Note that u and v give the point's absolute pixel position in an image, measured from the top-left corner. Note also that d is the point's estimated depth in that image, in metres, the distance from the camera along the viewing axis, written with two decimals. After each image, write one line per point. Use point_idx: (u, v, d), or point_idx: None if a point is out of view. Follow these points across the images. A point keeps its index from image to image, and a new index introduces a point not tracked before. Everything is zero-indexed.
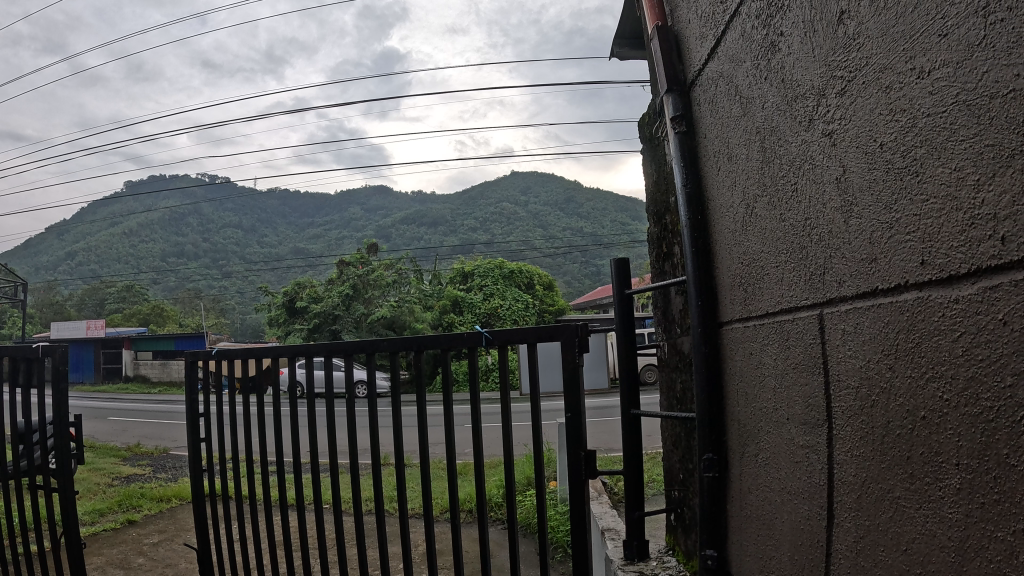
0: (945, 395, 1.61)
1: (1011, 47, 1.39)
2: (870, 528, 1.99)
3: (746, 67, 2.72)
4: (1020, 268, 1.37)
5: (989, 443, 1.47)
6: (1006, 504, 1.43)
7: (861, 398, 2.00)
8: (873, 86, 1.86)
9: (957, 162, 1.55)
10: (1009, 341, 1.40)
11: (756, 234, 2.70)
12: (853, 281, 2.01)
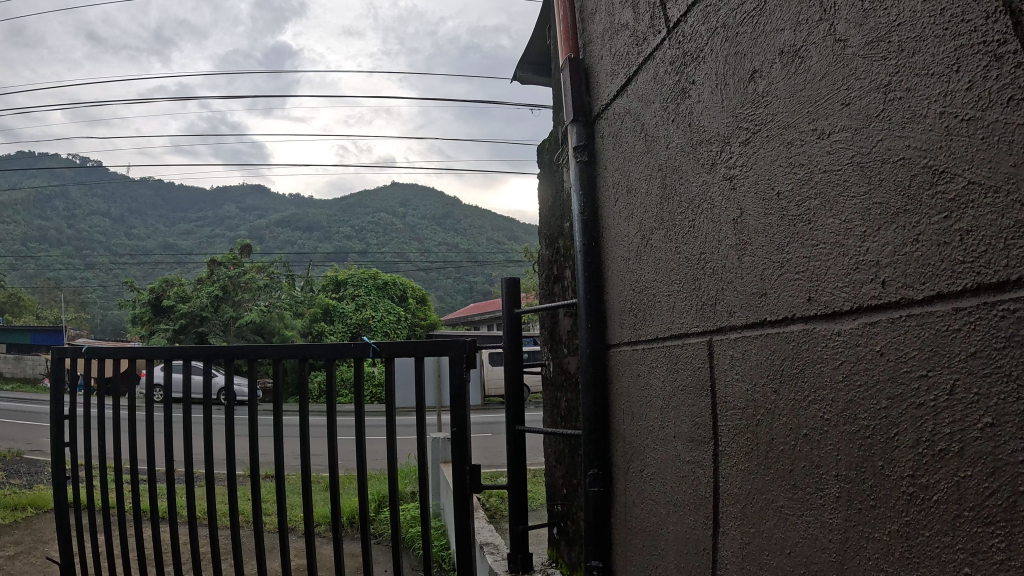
0: (826, 415, 1.69)
1: (904, 121, 1.46)
2: (755, 534, 2.05)
3: (653, 109, 2.69)
4: (899, 307, 1.45)
5: (866, 456, 1.56)
6: (881, 508, 1.52)
7: (748, 416, 2.06)
8: (775, 140, 1.89)
9: (847, 215, 1.62)
10: (884, 369, 1.49)
11: (649, 262, 2.78)
12: (743, 311, 2.07)
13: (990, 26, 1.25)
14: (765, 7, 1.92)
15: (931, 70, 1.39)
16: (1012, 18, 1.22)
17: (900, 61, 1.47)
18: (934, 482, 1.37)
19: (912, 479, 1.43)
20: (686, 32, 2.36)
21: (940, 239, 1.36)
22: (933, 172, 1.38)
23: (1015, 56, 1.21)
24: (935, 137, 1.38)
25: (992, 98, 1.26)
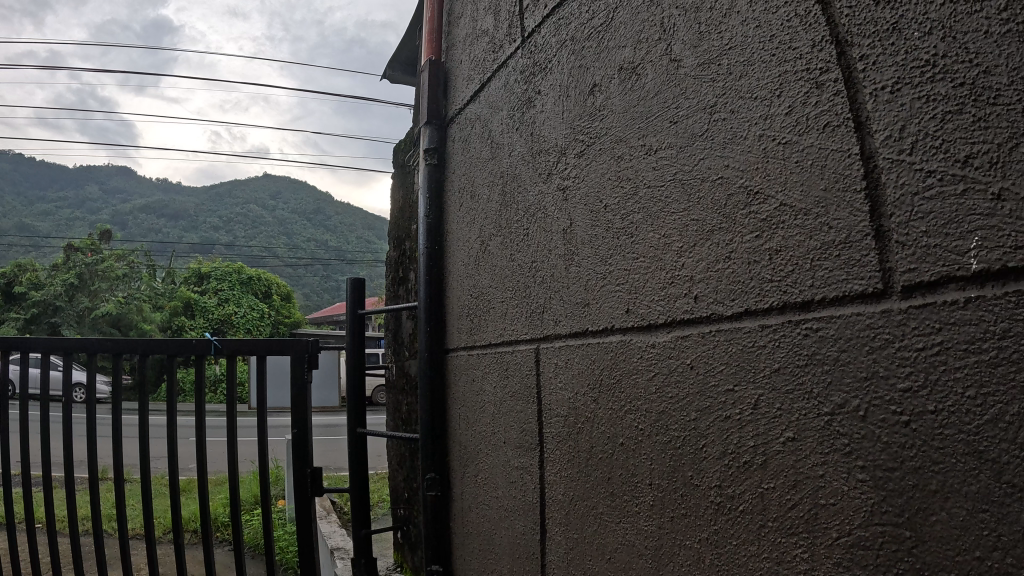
0: (640, 426, 1.58)
1: (727, 140, 1.38)
2: (577, 541, 1.84)
3: (501, 115, 2.30)
4: (710, 322, 1.40)
5: (677, 466, 1.49)
6: (691, 517, 1.45)
7: (570, 425, 1.84)
8: (607, 154, 1.74)
9: (665, 231, 1.53)
10: (693, 383, 1.43)
11: (482, 269, 2.43)
12: (568, 320, 1.85)
13: (815, 55, 1.24)
14: (611, 20, 1.80)
15: (754, 93, 1.36)
16: (835, 48, 1.21)
17: (726, 83, 1.42)
18: (743, 489, 1.33)
19: (721, 491, 1.38)
20: (536, 43, 2.18)
21: (752, 259, 1.31)
22: (748, 193, 1.34)
23: (834, 85, 1.20)
24: (753, 158, 1.35)
25: (809, 123, 1.25)
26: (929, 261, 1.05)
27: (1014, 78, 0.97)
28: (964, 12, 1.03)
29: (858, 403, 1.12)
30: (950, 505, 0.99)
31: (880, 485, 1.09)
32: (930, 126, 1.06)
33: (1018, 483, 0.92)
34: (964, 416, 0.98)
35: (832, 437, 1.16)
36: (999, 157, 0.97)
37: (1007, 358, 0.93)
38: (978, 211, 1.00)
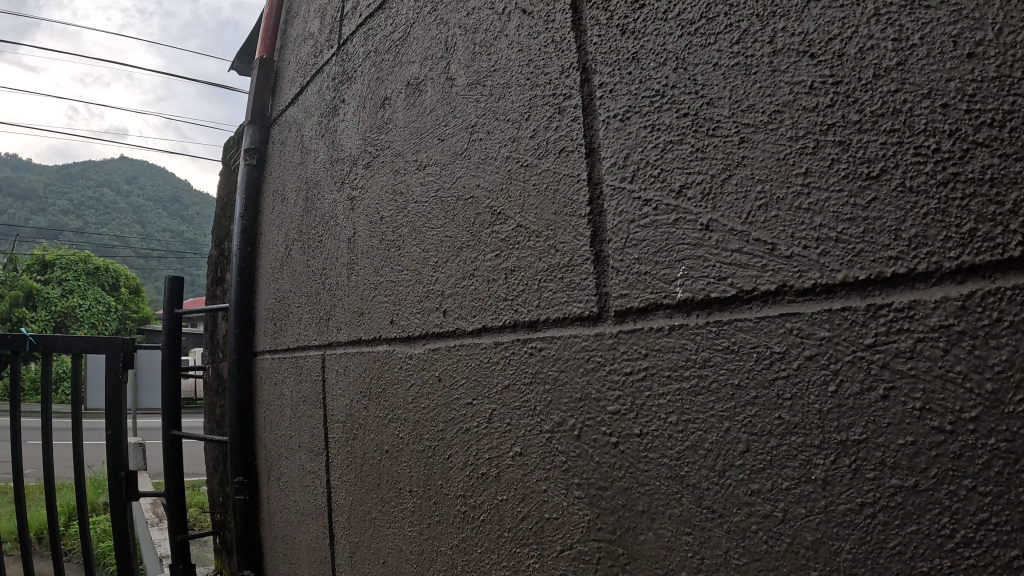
0: (401, 434, 1.55)
1: (480, 161, 1.37)
2: (358, 544, 1.81)
3: (314, 121, 2.21)
4: (455, 337, 1.37)
5: (430, 474, 1.46)
6: (444, 524, 1.44)
7: (347, 430, 1.77)
8: (386, 168, 1.68)
9: (426, 247, 1.48)
10: (441, 397, 1.40)
11: (281, 269, 2.22)
12: (347, 328, 1.75)
13: (562, 80, 1.22)
14: (408, 35, 1.75)
15: (508, 115, 1.32)
16: (580, 75, 1.19)
17: (488, 104, 1.39)
18: (481, 499, 1.32)
19: (465, 500, 1.37)
20: (349, 51, 2.10)
21: (490, 276, 1.30)
22: (492, 213, 1.32)
23: (573, 112, 1.19)
24: (499, 179, 1.32)
25: (548, 148, 1.22)
26: (638, 289, 1.05)
27: (733, 112, 0.98)
28: (698, 44, 1.03)
29: (573, 422, 1.12)
30: (656, 525, 1.02)
31: (594, 502, 1.10)
32: (651, 156, 1.06)
33: (717, 508, 0.94)
34: (669, 441, 0.99)
35: (552, 454, 1.16)
36: (711, 188, 0.99)
37: (707, 386, 0.95)
38: (686, 240, 1.01)
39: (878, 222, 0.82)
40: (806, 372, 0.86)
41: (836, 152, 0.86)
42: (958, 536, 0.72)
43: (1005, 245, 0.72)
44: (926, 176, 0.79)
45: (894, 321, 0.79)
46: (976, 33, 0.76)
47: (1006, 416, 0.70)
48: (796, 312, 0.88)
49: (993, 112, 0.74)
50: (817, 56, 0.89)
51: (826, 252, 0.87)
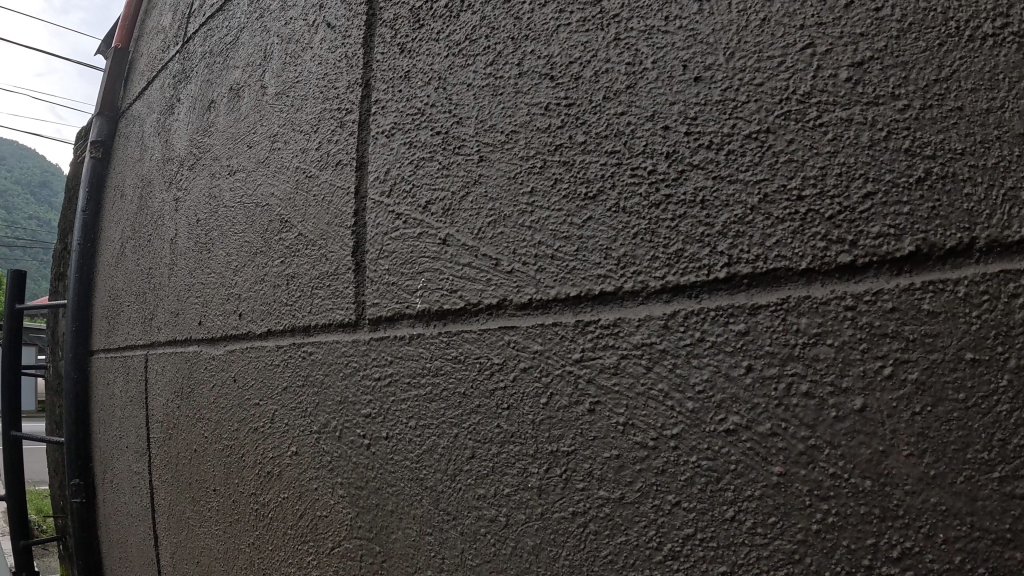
0: (206, 434, 1.56)
1: (278, 169, 1.39)
2: (177, 544, 1.80)
3: (154, 118, 2.18)
4: (247, 339, 1.39)
5: (229, 473, 1.48)
6: (241, 523, 1.47)
7: (165, 429, 1.77)
8: (205, 172, 1.68)
9: (229, 252, 1.49)
10: (236, 397, 1.42)
11: (115, 266, 2.18)
12: (165, 328, 1.75)
13: (346, 95, 1.26)
14: (237, 38, 1.76)
15: (303, 127, 1.36)
16: (362, 90, 1.24)
17: (288, 114, 1.42)
18: (269, 498, 1.35)
19: (257, 499, 1.40)
20: (189, 50, 2.09)
21: (275, 282, 1.33)
22: (280, 221, 1.36)
23: (351, 127, 1.23)
24: (288, 188, 1.35)
25: (327, 160, 1.27)
26: (387, 299, 1.11)
27: (478, 131, 1.06)
28: (458, 65, 1.10)
29: (335, 424, 1.18)
30: (404, 524, 1.09)
31: (354, 501, 1.16)
32: (406, 171, 1.13)
33: (451, 511, 1.03)
34: (409, 445, 1.07)
35: (320, 455, 1.22)
36: (452, 203, 1.07)
37: (440, 393, 1.03)
38: (427, 253, 1.08)
39: (591, 241, 0.93)
40: (522, 383, 0.96)
41: (560, 171, 0.97)
42: (664, 549, 0.84)
43: (711, 266, 0.84)
44: (640, 197, 0.90)
45: (600, 337, 0.90)
46: (706, 57, 0.88)
47: (706, 434, 0.83)
48: (513, 325, 0.97)
49: (713, 133, 0.86)
50: (555, 78, 0.99)
51: (542, 268, 0.96)
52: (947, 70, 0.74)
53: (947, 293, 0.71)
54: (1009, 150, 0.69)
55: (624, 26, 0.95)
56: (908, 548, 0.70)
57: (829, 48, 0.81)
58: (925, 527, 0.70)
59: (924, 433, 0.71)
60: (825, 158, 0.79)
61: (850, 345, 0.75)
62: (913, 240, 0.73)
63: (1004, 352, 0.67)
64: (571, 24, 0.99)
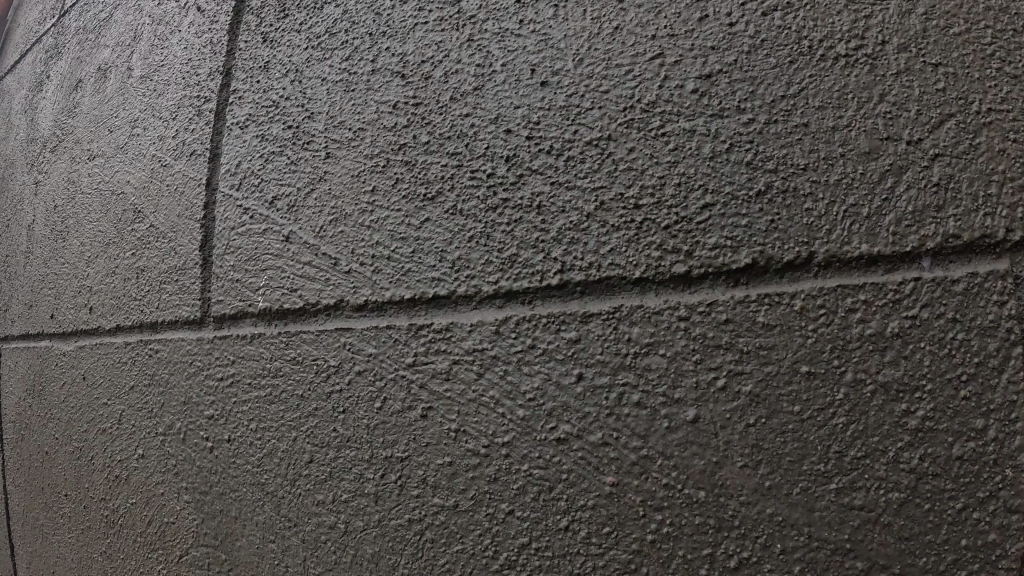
0: (57, 435, 1.47)
1: (138, 157, 1.35)
2: (29, 554, 1.68)
3: (20, 95, 2.07)
4: (97, 335, 1.33)
5: (79, 478, 1.39)
6: (89, 530, 1.38)
7: (19, 430, 1.66)
8: (66, 155, 1.61)
9: (84, 241, 1.43)
10: (85, 396, 1.35)
11: None
12: (20, 321, 1.64)
13: (206, 83, 1.24)
14: (108, 17, 1.68)
15: (163, 114, 1.31)
16: (222, 78, 1.22)
17: (150, 99, 1.37)
18: (118, 505, 1.28)
19: (105, 504, 1.32)
20: (62, 26, 1.98)
21: (126, 276, 1.28)
22: (134, 211, 1.31)
23: (207, 116, 1.22)
24: (143, 177, 1.31)
25: (181, 148, 1.25)
26: (230, 296, 1.11)
27: (328, 126, 1.08)
28: (315, 59, 1.12)
29: (179, 426, 1.15)
30: (246, 531, 1.07)
31: (200, 507, 1.12)
32: (256, 165, 1.13)
33: (293, 517, 1.02)
34: (250, 449, 1.06)
35: (165, 458, 1.17)
36: (297, 200, 1.07)
37: (278, 396, 1.04)
38: (271, 250, 1.08)
39: (427, 243, 0.96)
40: (356, 387, 0.98)
41: (401, 171, 1.00)
42: (501, 558, 0.88)
43: (544, 273, 0.90)
44: (477, 201, 0.95)
45: (433, 341, 0.94)
46: (554, 62, 0.97)
47: (537, 442, 0.88)
48: (350, 328, 0.99)
49: (553, 140, 0.94)
50: (407, 77, 1.04)
51: (379, 270, 0.98)
52: (794, 87, 0.87)
53: (783, 307, 0.82)
54: (853, 168, 0.83)
55: (478, 29, 1.02)
56: (744, 557, 0.79)
57: (680, 60, 0.92)
58: (762, 537, 0.79)
59: (759, 445, 0.80)
60: (665, 167, 0.89)
61: (683, 355, 0.84)
62: (751, 252, 0.85)
63: (840, 365, 0.79)
64: (427, 25, 1.05)
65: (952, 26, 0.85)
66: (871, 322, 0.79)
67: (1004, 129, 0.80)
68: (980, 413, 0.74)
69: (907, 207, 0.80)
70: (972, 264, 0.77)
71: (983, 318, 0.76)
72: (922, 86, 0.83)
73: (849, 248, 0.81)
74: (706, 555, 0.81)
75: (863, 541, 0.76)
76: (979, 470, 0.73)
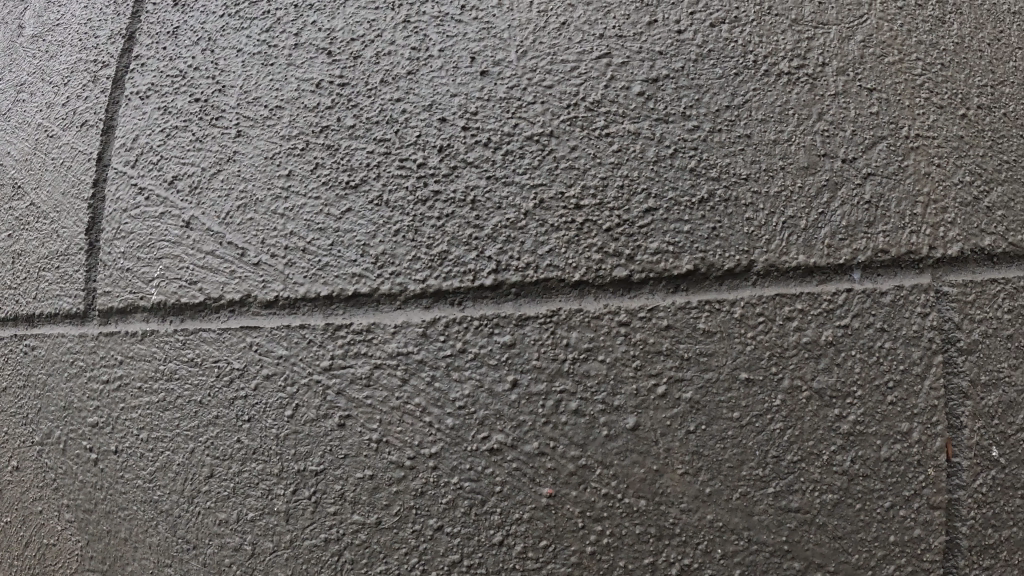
0: None
1: (20, 124, 1.21)
2: None
3: None
4: None
5: None
6: None
7: None
8: None
9: None
10: None
11: None
12: None
13: (106, 46, 1.14)
14: None
15: (55, 78, 1.20)
16: (124, 43, 1.13)
17: (40, 62, 1.24)
18: None
19: None
20: None
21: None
22: (13, 187, 1.17)
23: (105, 83, 1.12)
24: (26, 149, 1.19)
25: (72, 118, 1.14)
26: (120, 287, 1.01)
27: (240, 102, 1.00)
28: (232, 28, 1.04)
29: (59, 434, 1.03)
30: (137, 555, 0.96)
31: (84, 527, 1.01)
32: (155, 141, 1.04)
33: (192, 539, 0.92)
34: (142, 461, 0.96)
35: (43, 470, 1.05)
36: (200, 181, 0.99)
37: (173, 402, 0.94)
38: (168, 237, 0.98)
39: (348, 236, 0.89)
40: (264, 393, 0.89)
41: (321, 156, 0.93)
42: None
43: (477, 272, 0.86)
44: (405, 192, 0.89)
45: (352, 343, 0.87)
46: (496, 53, 0.92)
47: (467, 453, 0.84)
48: (258, 326, 0.91)
49: (491, 132, 0.89)
50: (333, 54, 0.97)
51: (292, 263, 0.91)
52: (739, 98, 0.90)
53: (723, 314, 0.84)
54: (793, 180, 0.88)
55: (416, 10, 0.96)
56: (688, 564, 0.81)
57: (627, 61, 0.91)
58: (703, 544, 0.81)
59: (699, 452, 0.82)
60: (609, 168, 0.87)
61: (623, 361, 0.83)
62: (691, 258, 0.85)
63: (779, 373, 0.83)
64: (358, 2, 0.99)
65: (885, 55, 0.94)
66: (807, 330, 0.84)
67: (928, 154, 0.91)
68: (904, 417, 0.85)
69: (841, 222, 0.87)
70: (898, 276, 0.88)
71: (907, 328, 0.86)
72: (857, 107, 0.91)
73: (788, 258, 0.85)
74: (647, 564, 0.81)
75: (799, 542, 0.82)
76: (903, 470, 0.84)
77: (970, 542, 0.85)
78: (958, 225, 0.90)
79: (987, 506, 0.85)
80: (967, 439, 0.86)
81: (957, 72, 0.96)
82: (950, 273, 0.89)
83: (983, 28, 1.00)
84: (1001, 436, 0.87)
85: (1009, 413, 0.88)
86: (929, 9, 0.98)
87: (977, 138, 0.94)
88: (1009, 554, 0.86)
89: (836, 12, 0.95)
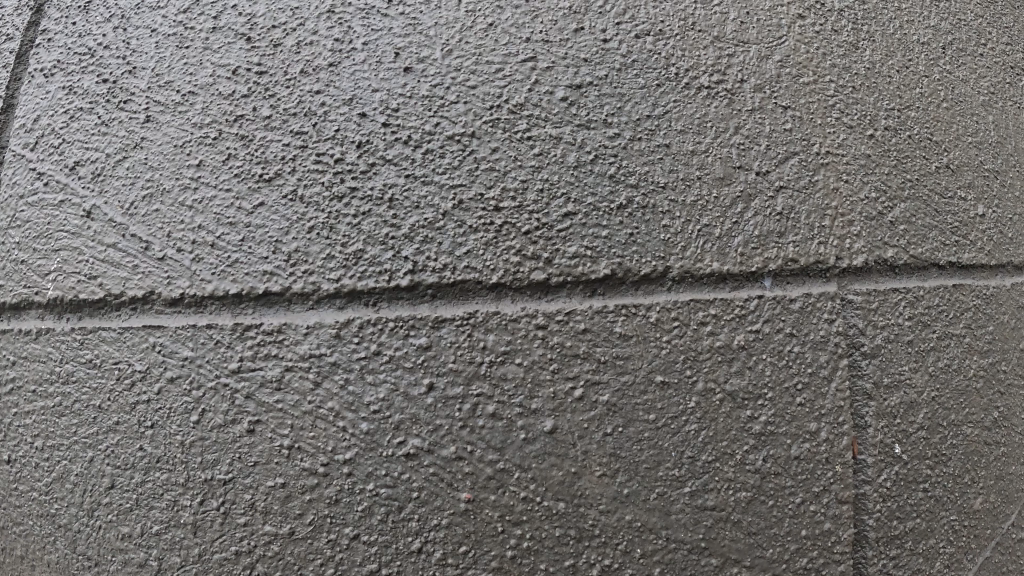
0: None
1: None
2: None
3: None
4: None
5: None
6: None
7: None
8: None
9: None
10: None
11: None
12: None
13: (11, 18, 1.07)
14: None
15: None
16: (29, 15, 1.06)
17: None
18: None
19: None
20: None
21: None
22: None
23: (7, 57, 1.05)
24: None
25: None
26: (13, 281, 0.95)
27: (151, 85, 0.95)
28: (147, 7, 0.99)
29: None
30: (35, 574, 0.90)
31: None
32: (58, 122, 0.98)
33: (92, 555, 0.87)
34: (36, 471, 0.90)
35: None
36: (104, 168, 0.93)
37: (70, 407, 0.89)
38: (68, 226, 0.93)
39: (258, 232, 0.86)
40: (167, 397, 0.85)
41: (233, 147, 0.89)
42: None
43: (393, 272, 0.84)
44: (321, 188, 0.86)
45: (262, 345, 0.84)
46: (420, 50, 0.91)
47: (382, 459, 0.82)
48: (161, 325, 0.87)
49: (412, 130, 0.88)
50: (252, 41, 0.93)
51: (200, 258, 0.87)
52: (659, 109, 0.91)
53: (639, 318, 0.85)
54: (709, 190, 0.89)
55: (341, 0, 0.94)
56: (608, 564, 0.82)
57: (552, 66, 0.91)
58: (621, 544, 0.82)
59: (616, 454, 0.83)
60: (529, 171, 0.87)
61: (540, 364, 0.83)
62: (609, 263, 0.86)
63: (693, 376, 0.85)
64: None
65: (802, 75, 0.98)
66: (719, 334, 0.86)
67: (838, 170, 0.95)
68: (812, 417, 0.87)
69: (754, 231, 0.89)
70: (807, 284, 0.90)
71: (815, 333, 0.89)
72: (772, 124, 0.94)
73: (702, 265, 0.87)
74: (567, 566, 0.81)
75: (716, 540, 0.84)
76: (813, 468, 0.87)
77: (877, 535, 0.88)
78: (864, 237, 0.94)
79: (892, 499, 0.89)
80: (872, 438, 0.89)
81: (868, 94, 1.00)
82: (856, 281, 0.93)
83: (892, 55, 1.05)
84: (904, 434, 0.91)
85: (911, 413, 0.92)
86: (844, 33, 1.02)
87: (883, 157, 0.98)
88: (913, 544, 0.90)
89: (756, 31, 0.98)
